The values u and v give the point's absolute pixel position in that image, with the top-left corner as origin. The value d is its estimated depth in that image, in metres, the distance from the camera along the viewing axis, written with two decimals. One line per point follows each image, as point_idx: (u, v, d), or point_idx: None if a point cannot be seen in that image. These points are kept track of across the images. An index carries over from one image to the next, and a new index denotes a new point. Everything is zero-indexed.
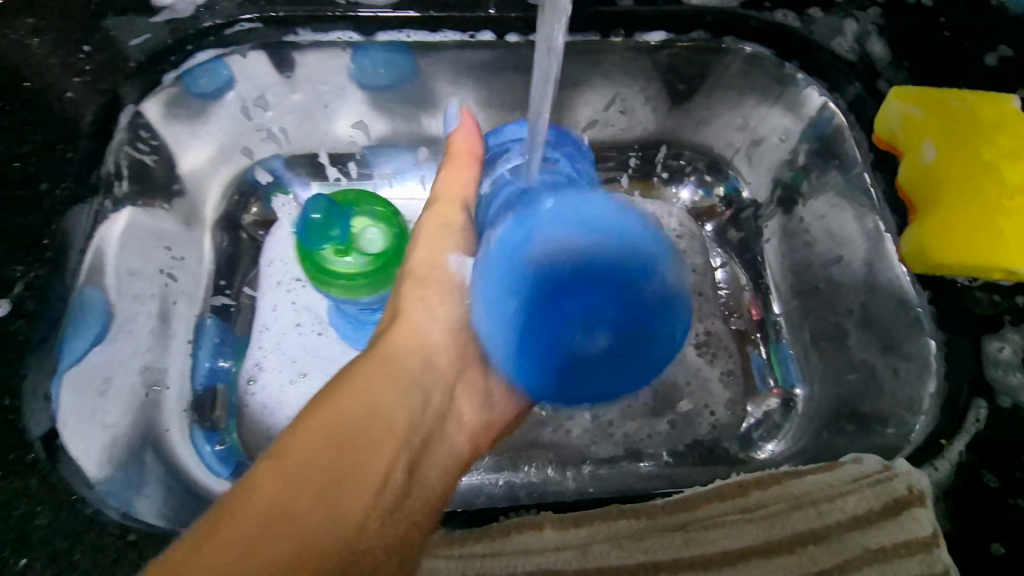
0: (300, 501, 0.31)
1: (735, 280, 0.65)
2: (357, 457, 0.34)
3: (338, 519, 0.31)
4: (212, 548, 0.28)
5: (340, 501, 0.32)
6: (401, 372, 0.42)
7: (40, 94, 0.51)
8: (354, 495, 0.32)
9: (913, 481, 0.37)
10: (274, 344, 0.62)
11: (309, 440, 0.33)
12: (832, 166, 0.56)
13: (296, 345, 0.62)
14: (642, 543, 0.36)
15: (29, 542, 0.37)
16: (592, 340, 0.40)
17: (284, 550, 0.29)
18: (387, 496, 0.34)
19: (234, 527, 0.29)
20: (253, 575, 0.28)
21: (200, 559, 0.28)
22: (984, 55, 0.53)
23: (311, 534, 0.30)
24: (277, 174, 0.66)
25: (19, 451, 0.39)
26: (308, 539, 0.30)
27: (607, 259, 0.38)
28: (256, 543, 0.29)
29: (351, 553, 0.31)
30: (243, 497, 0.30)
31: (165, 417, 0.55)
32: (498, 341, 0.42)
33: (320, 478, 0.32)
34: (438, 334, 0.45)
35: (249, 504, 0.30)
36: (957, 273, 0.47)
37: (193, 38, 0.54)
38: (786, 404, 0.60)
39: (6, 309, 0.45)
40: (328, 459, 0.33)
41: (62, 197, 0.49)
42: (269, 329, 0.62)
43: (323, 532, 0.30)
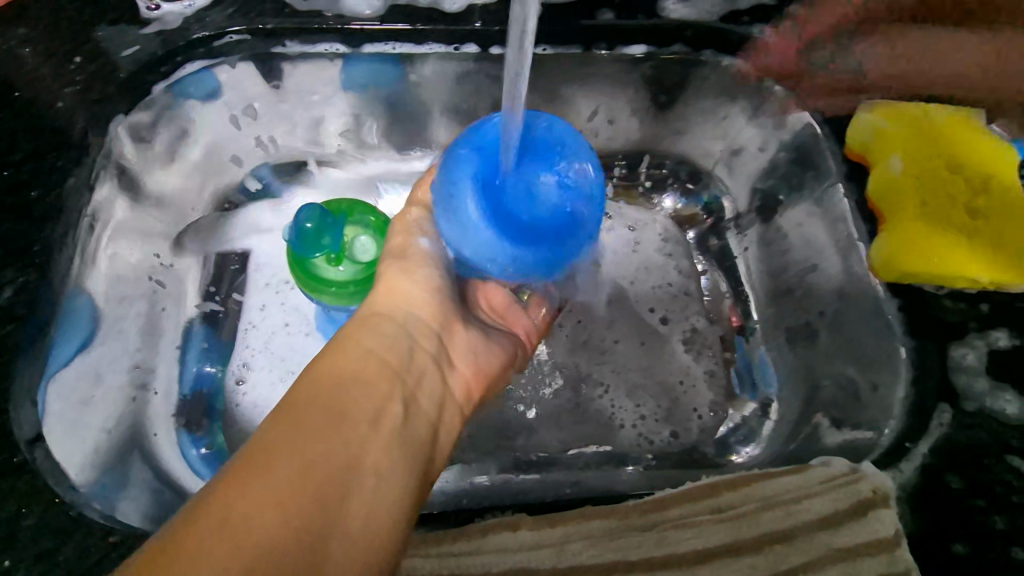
0: (296, 455, 0.31)
1: (716, 288, 0.66)
2: (344, 411, 0.35)
3: (334, 465, 0.32)
4: (232, 495, 0.29)
5: (333, 443, 0.33)
6: (381, 334, 0.43)
7: (29, 101, 0.52)
8: (346, 437, 0.33)
9: (878, 483, 0.40)
10: (262, 344, 0.62)
11: (302, 393, 0.35)
12: (809, 177, 0.57)
13: (285, 345, 0.62)
14: (615, 542, 0.38)
15: (13, 541, 0.37)
16: (545, 193, 0.39)
17: (285, 504, 0.29)
18: (377, 435, 0.35)
19: (245, 470, 0.30)
20: (273, 502, 0.29)
21: (226, 504, 0.29)
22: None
23: (313, 479, 0.31)
24: (265, 182, 0.67)
25: (6, 453, 0.40)
26: (309, 490, 0.30)
27: (538, 140, 0.40)
28: (268, 475, 0.30)
29: (355, 471, 0.32)
30: (251, 450, 0.32)
31: (153, 421, 0.55)
32: (481, 247, 0.39)
33: (314, 432, 0.33)
34: (418, 295, 0.47)
35: (259, 452, 0.32)
36: (924, 282, 0.49)
37: (182, 49, 0.55)
38: (763, 408, 0.61)
39: None
40: (317, 418, 0.34)
41: (47, 205, 0.49)
42: (258, 329, 0.62)
43: (323, 474, 0.31)
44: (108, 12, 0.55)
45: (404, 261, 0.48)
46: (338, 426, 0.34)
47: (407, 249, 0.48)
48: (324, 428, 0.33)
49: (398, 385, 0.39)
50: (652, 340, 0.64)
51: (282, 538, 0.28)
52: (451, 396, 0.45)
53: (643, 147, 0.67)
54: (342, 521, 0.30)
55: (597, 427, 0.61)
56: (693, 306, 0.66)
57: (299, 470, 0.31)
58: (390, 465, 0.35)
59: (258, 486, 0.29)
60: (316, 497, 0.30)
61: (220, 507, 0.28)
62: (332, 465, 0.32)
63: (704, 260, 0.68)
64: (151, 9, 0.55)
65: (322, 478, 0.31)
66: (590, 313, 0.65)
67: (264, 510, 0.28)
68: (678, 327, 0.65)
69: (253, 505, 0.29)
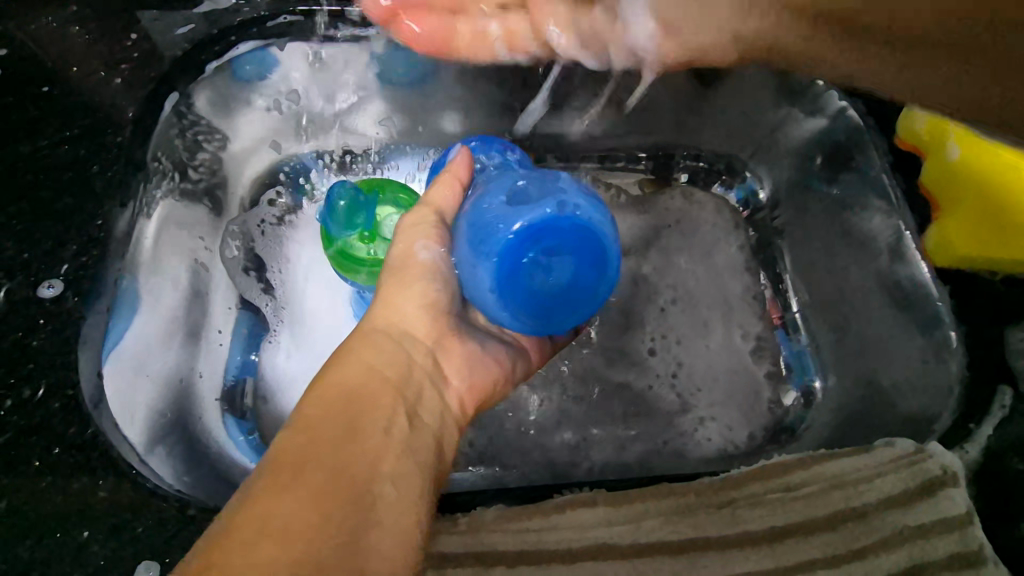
0: (314, 471, 0.31)
1: (755, 281, 0.65)
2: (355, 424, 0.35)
3: (352, 476, 0.31)
4: (243, 541, 0.28)
5: (348, 453, 0.33)
6: (379, 354, 0.40)
7: (84, 80, 0.52)
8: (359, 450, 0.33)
9: (946, 462, 0.39)
10: (300, 337, 0.60)
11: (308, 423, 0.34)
12: (848, 168, 0.58)
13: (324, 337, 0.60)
14: (691, 519, 0.38)
15: (91, 513, 0.38)
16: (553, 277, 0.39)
17: (312, 513, 0.29)
18: (387, 447, 0.34)
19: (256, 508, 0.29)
20: (288, 535, 0.28)
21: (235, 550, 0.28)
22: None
23: (332, 490, 0.30)
24: (302, 167, 0.65)
25: (78, 426, 0.41)
26: (332, 498, 0.30)
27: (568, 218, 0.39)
28: (281, 514, 0.29)
29: (366, 493, 0.31)
30: (260, 487, 0.31)
31: (200, 405, 0.53)
32: (486, 305, 0.40)
33: (328, 447, 0.33)
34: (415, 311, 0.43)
35: (266, 490, 0.30)
36: (980, 267, 0.50)
37: (236, 29, 0.55)
38: (807, 398, 0.61)
39: (57, 289, 0.46)
40: (329, 433, 0.33)
41: (108, 180, 0.49)
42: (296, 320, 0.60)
43: (343, 485, 0.31)
44: None
45: (399, 273, 0.43)
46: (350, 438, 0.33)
47: (406, 260, 0.43)
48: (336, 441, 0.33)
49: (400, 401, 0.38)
50: (693, 330, 0.63)
51: (316, 542, 0.28)
52: (451, 415, 0.42)
53: (674, 144, 0.67)
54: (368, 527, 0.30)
55: (638, 417, 0.60)
56: (734, 298, 0.64)
57: (319, 480, 0.31)
58: (403, 471, 0.34)
59: (283, 497, 0.29)
60: (340, 505, 0.30)
61: (250, 521, 0.28)
62: (350, 476, 0.31)
63: (746, 252, 0.66)
64: None
65: (343, 490, 0.31)
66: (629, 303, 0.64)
67: (292, 517, 0.29)
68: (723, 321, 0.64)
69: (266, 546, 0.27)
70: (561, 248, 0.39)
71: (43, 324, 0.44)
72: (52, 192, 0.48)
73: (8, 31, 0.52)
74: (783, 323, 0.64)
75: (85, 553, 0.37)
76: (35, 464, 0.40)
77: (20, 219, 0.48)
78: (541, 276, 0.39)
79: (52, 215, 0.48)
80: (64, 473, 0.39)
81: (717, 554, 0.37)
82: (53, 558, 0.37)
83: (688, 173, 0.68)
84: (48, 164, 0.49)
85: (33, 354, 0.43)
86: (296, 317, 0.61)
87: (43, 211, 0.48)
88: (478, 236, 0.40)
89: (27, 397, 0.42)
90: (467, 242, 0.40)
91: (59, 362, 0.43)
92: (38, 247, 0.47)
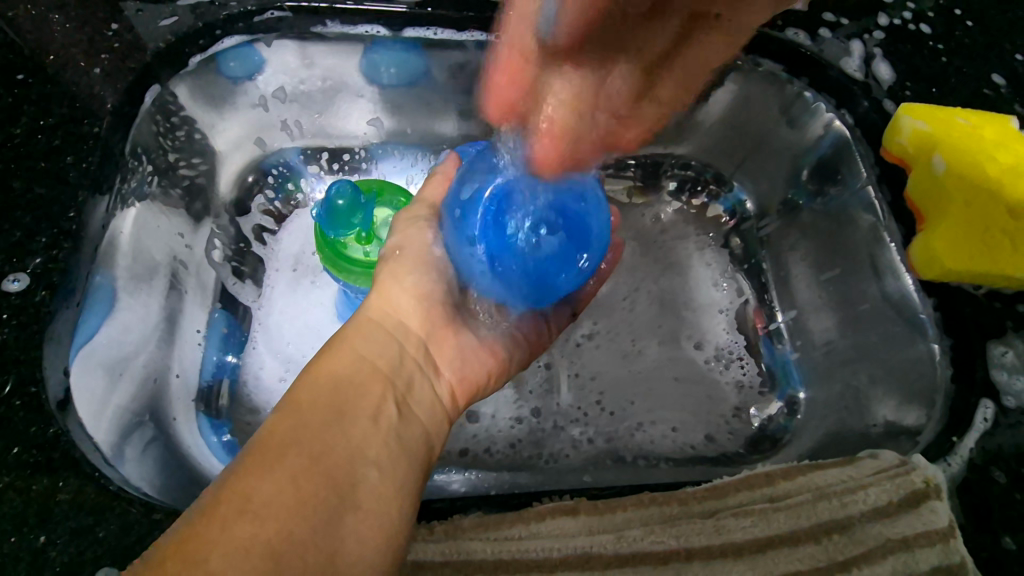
0: (303, 450, 0.30)
1: (739, 291, 0.65)
2: (348, 407, 0.34)
3: (339, 458, 0.30)
4: (222, 527, 0.26)
5: (339, 434, 0.32)
6: (373, 341, 0.40)
7: (62, 69, 0.51)
8: (350, 432, 0.32)
9: (930, 475, 0.39)
10: (277, 338, 0.59)
11: (299, 405, 0.33)
12: (835, 180, 0.58)
13: (300, 339, 0.59)
14: (674, 529, 0.37)
15: (51, 517, 0.37)
16: (541, 241, 0.44)
17: (293, 497, 0.28)
18: (377, 431, 0.33)
19: (241, 488, 0.28)
20: (275, 519, 0.27)
21: (213, 537, 0.26)
22: (981, 85, 0.56)
23: (319, 472, 0.29)
24: (288, 164, 0.64)
25: (41, 425, 0.39)
26: (316, 483, 0.29)
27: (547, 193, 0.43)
28: (264, 494, 0.28)
29: (354, 478, 0.30)
30: (245, 465, 0.29)
31: (173, 405, 0.52)
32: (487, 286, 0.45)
33: (317, 428, 0.31)
34: (408, 303, 0.43)
35: (255, 467, 0.29)
36: (963, 280, 0.50)
37: (222, 24, 0.54)
38: (790, 408, 0.60)
39: (27, 282, 0.44)
40: (320, 414, 0.32)
41: (83, 171, 0.48)
42: (271, 322, 0.59)
43: (330, 467, 0.30)
44: None
45: (395, 263, 0.45)
46: (340, 420, 0.32)
47: (401, 253, 0.45)
48: (326, 422, 0.32)
49: (391, 388, 0.37)
50: (674, 339, 0.63)
51: (300, 524, 0.27)
52: (443, 409, 0.41)
53: (665, 150, 0.68)
54: (350, 513, 0.29)
55: (622, 427, 0.59)
56: (717, 307, 0.65)
57: (305, 463, 0.29)
58: (392, 458, 0.33)
59: (268, 478, 0.28)
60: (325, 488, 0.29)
61: (230, 504, 0.27)
62: (338, 458, 0.30)
63: (728, 262, 0.67)
64: None
65: (330, 474, 0.29)
66: (612, 310, 0.64)
67: (276, 496, 0.28)
68: (706, 331, 0.64)
69: (250, 529, 0.26)
70: (546, 215, 0.44)
71: (9, 317, 0.43)
72: (25, 181, 0.47)
73: None
74: (769, 333, 0.64)
75: (41, 559, 0.35)
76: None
77: None
78: (529, 241, 0.43)
79: (24, 205, 0.46)
80: (23, 475, 0.38)
81: (700, 566, 0.36)
82: (9, 563, 0.35)
83: (676, 182, 0.69)
84: (22, 153, 0.48)
85: None
86: (274, 319, 0.59)
87: (15, 200, 0.46)
88: (469, 228, 0.45)
89: None
90: (457, 234, 0.45)
91: (23, 358, 0.41)
92: (7, 238, 0.45)
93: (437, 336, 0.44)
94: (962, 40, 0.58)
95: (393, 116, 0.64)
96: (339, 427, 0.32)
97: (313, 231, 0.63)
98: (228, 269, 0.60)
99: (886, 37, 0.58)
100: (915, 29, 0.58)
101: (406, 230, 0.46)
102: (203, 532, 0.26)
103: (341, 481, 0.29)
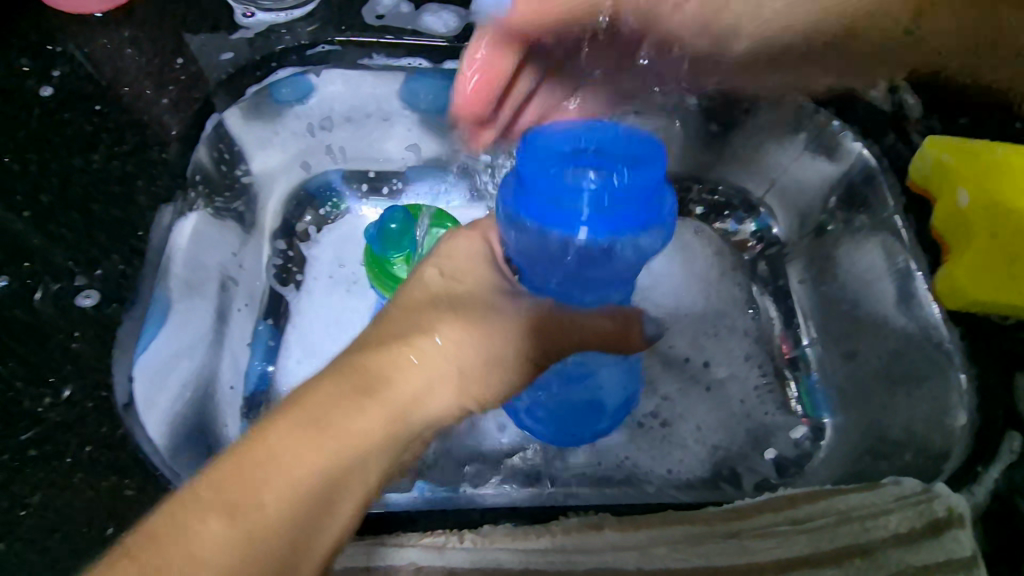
0: (267, 458, 0.31)
1: (765, 314, 0.66)
2: (317, 420, 0.32)
3: (492, 238, 0.43)
4: (234, 473, 0.30)
5: (458, 247, 0.42)
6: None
7: (133, 100, 0.56)
8: (470, 336, 0.38)
9: (953, 502, 0.40)
10: (301, 341, 0.62)
11: (224, 478, 0.30)
12: (860, 213, 0.60)
13: (327, 342, 0.62)
14: (697, 547, 0.38)
15: (117, 513, 0.40)
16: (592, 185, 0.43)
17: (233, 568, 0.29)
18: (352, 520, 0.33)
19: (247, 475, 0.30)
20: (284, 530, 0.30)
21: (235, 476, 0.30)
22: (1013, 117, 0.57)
23: (371, 369, 0.35)
24: (332, 186, 0.68)
25: (109, 427, 0.43)
26: (368, 422, 0.33)
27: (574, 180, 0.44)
28: (240, 501, 0.30)
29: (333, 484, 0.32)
30: (259, 444, 0.31)
31: (223, 413, 0.55)
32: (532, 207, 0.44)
33: (460, 267, 0.41)
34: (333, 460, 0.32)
35: (276, 455, 0.31)
36: (988, 311, 0.51)
37: (277, 56, 0.58)
38: (815, 432, 0.61)
39: (97, 299, 0.48)
40: (349, 439, 0.32)
41: (152, 194, 0.52)
42: (302, 326, 0.62)
43: (298, 424, 0.32)
44: (209, 18, 0.59)
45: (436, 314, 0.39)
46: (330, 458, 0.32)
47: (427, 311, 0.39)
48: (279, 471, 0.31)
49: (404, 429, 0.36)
50: (709, 362, 0.64)
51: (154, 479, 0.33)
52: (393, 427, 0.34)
53: (692, 175, 0.69)
54: (273, 470, 0.31)
55: (660, 449, 0.60)
56: (742, 327, 0.66)
57: (399, 384, 0.35)
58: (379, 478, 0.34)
59: (300, 421, 0.32)
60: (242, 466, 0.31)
61: (361, 373, 0.35)
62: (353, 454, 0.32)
63: (757, 282, 0.67)
64: (245, 17, 0.59)
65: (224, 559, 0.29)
66: None
67: (323, 399, 0.33)
68: (729, 353, 0.65)
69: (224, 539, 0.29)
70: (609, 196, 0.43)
71: (83, 328, 0.46)
72: (99, 204, 0.52)
73: (70, 53, 0.57)
74: (793, 357, 0.64)
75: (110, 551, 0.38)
76: (67, 462, 0.41)
77: (68, 228, 0.51)
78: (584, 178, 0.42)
79: (98, 225, 0.51)
80: (94, 473, 0.41)
81: None
82: (81, 554, 0.38)
83: (703, 207, 0.70)
84: (99, 176, 0.53)
85: (73, 356, 0.45)
86: (300, 323, 0.63)
87: (91, 220, 0.51)
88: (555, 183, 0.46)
89: (65, 397, 0.44)
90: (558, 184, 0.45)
91: (94, 365, 0.45)
92: (84, 254, 0.50)
93: (399, 365, 0.36)
94: None
95: (428, 142, 0.68)
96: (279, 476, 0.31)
97: (347, 246, 0.67)
98: (287, 287, 0.64)
99: None
100: None
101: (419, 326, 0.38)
102: (254, 432, 0.32)
103: (307, 501, 0.31)
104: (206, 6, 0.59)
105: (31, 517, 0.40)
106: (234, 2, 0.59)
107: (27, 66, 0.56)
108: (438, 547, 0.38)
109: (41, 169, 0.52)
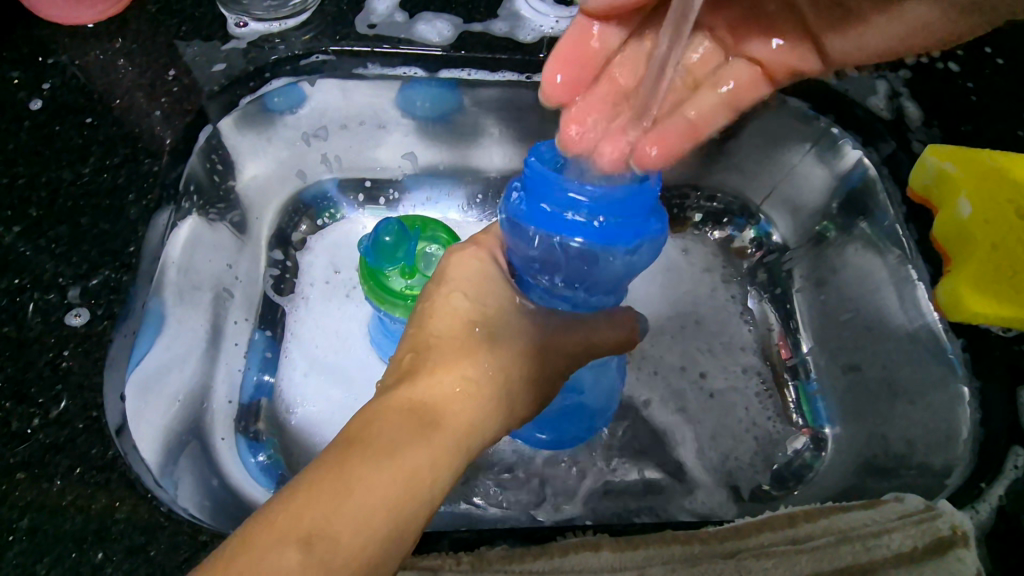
0: (342, 487, 0.30)
1: (764, 321, 0.66)
2: (385, 443, 0.32)
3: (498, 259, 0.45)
4: (308, 507, 0.30)
5: (467, 268, 0.44)
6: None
7: (125, 112, 0.55)
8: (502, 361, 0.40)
9: (957, 521, 0.39)
10: (303, 351, 0.62)
11: (299, 513, 0.29)
12: (860, 221, 0.60)
13: (328, 352, 0.62)
14: (697, 568, 0.38)
15: (107, 535, 0.39)
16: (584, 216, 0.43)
17: None
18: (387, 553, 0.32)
19: (321, 505, 0.30)
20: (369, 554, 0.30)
21: (309, 509, 0.29)
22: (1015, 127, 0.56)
23: (420, 400, 0.36)
24: (328, 195, 0.68)
25: (99, 446, 0.42)
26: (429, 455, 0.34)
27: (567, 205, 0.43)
28: (321, 532, 0.29)
29: (408, 505, 0.32)
30: (331, 474, 0.31)
31: (218, 426, 0.54)
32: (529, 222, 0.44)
33: (477, 291, 0.43)
34: (406, 477, 0.32)
35: (352, 481, 0.31)
36: (992, 323, 0.50)
37: (270, 67, 0.58)
38: (816, 443, 0.60)
39: (87, 317, 0.47)
40: (419, 457, 0.33)
41: (143, 207, 0.52)
42: (302, 336, 0.62)
43: (366, 448, 0.32)
44: (202, 28, 0.58)
45: (460, 333, 0.41)
46: (405, 478, 0.32)
47: (454, 333, 0.40)
48: (356, 497, 0.30)
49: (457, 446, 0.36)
50: (708, 371, 0.64)
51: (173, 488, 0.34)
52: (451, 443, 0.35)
53: (691, 183, 0.68)
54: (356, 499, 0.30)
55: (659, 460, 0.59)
56: (740, 335, 0.65)
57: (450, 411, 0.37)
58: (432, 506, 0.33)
59: (372, 454, 0.32)
60: (315, 497, 0.30)
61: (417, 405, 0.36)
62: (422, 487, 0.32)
63: (753, 290, 0.67)
64: (237, 27, 0.58)
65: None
66: None
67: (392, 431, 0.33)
68: (726, 362, 0.64)
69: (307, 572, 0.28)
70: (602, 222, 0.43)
71: (73, 346, 0.46)
72: (91, 218, 0.51)
73: (61, 65, 0.56)
74: (793, 364, 0.64)
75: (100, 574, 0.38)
76: (56, 484, 0.41)
77: (59, 243, 0.50)
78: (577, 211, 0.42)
79: (89, 239, 0.50)
80: (84, 495, 0.40)
81: None
82: None
83: (701, 214, 0.69)
84: (90, 189, 0.52)
85: (63, 375, 0.45)
86: (299, 333, 0.62)
87: (82, 235, 0.50)
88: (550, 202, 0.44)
89: (55, 416, 0.43)
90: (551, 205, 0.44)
91: (85, 383, 0.45)
92: (74, 269, 0.49)
93: (442, 385, 0.37)
94: (991, 77, 0.58)
95: (425, 150, 0.67)
96: (357, 502, 0.30)
97: (345, 255, 0.66)
98: (283, 296, 0.64)
99: (914, 76, 0.59)
100: (943, 66, 0.59)
101: (450, 347, 0.39)
102: (329, 466, 0.31)
103: (386, 535, 0.30)
104: (199, 17, 0.59)
105: (21, 540, 0.39)
106: (226, 12, 0.59)
107: (18, 78, 0.56)
108: (434, 569, 0.37)
109: (32, 183, 0.52)
